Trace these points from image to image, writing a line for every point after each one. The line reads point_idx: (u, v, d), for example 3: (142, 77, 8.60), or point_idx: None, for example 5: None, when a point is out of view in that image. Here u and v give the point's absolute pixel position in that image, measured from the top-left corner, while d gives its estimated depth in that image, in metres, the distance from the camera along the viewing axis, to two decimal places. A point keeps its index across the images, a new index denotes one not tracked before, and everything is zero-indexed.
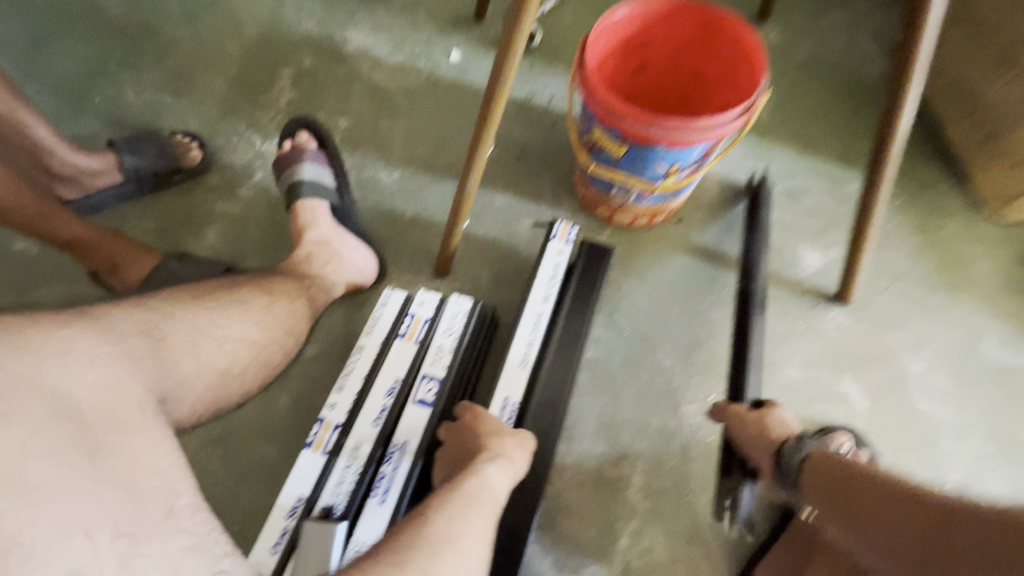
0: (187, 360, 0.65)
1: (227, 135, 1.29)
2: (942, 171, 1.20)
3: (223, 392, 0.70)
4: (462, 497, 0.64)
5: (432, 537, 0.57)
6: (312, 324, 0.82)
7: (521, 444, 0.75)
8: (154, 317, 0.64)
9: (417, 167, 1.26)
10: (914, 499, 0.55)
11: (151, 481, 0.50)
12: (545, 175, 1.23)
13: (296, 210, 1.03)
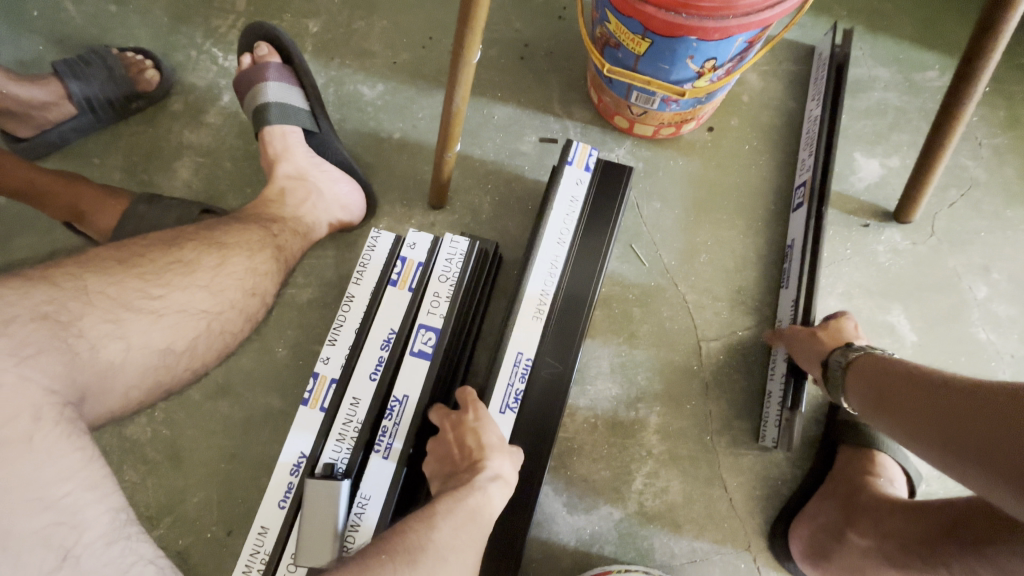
0: (117, 342, 0.57)
1: (186, 50, 1.13)
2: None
3: (169, 369, 0.62)
4: (463, 513, 0.60)
5: (436, 550, 0.54)
6: (275, 282, 0.73)
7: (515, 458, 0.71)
8: (61, 295, 0.54)
9: (402, 76, 1.08)
10: (1000, 404, 0.45)
11: (43, 519, 0.42)
12: (551, 79, 1.05)
13: (263, 139, 0.90)
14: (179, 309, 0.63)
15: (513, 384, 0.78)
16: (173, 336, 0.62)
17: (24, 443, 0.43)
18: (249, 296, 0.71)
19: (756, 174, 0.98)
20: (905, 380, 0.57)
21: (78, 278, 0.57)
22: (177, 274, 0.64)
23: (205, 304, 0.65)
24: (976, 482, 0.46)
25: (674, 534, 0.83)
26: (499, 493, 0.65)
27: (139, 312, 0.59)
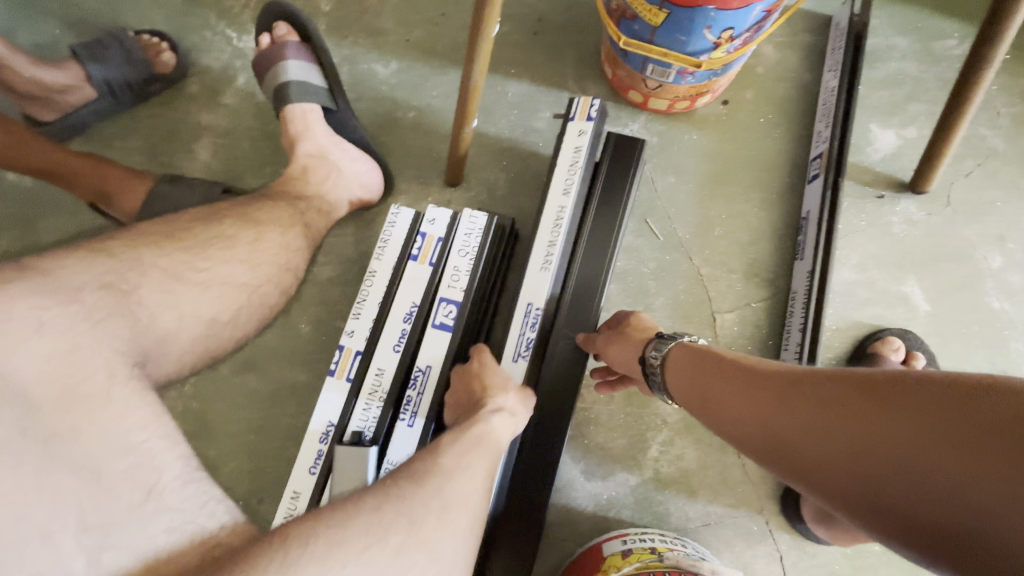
0: (171, 310, 0.59)
1: (199, 32, 1.14)
2: None
3: (216, 338, 0.64)
4: (469, 440, 0.63)
5: (440, 473, 0.57)
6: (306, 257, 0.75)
7: (522, 396, 0.74)
8: (120, 265, 0.57)
9: (415, 54, 1.08)
10: (832, 400, 0.46)
11: (126, 462, 0.45)
12: (563, 54, 1.05)
13: (285, 119, 0.91)
14: (222, 281, 0.65)
15: (525, 333, 0.79)
16: (219, 306, 0.64)
17: (102, 398, 0.47)
18: (282, 271, 0.73)
19: (771, 147, 0.98)
20: (734, 376, 0.58)
21: (135, 249, 0.59)
22: (218, 248, 0.66)
23: (244, 277, 0.68)
24: (806, 484, 0.47)
25: (689, 499, 0.86)
26: (504, 426, 0.68)
27: (188, 282, 0.61)
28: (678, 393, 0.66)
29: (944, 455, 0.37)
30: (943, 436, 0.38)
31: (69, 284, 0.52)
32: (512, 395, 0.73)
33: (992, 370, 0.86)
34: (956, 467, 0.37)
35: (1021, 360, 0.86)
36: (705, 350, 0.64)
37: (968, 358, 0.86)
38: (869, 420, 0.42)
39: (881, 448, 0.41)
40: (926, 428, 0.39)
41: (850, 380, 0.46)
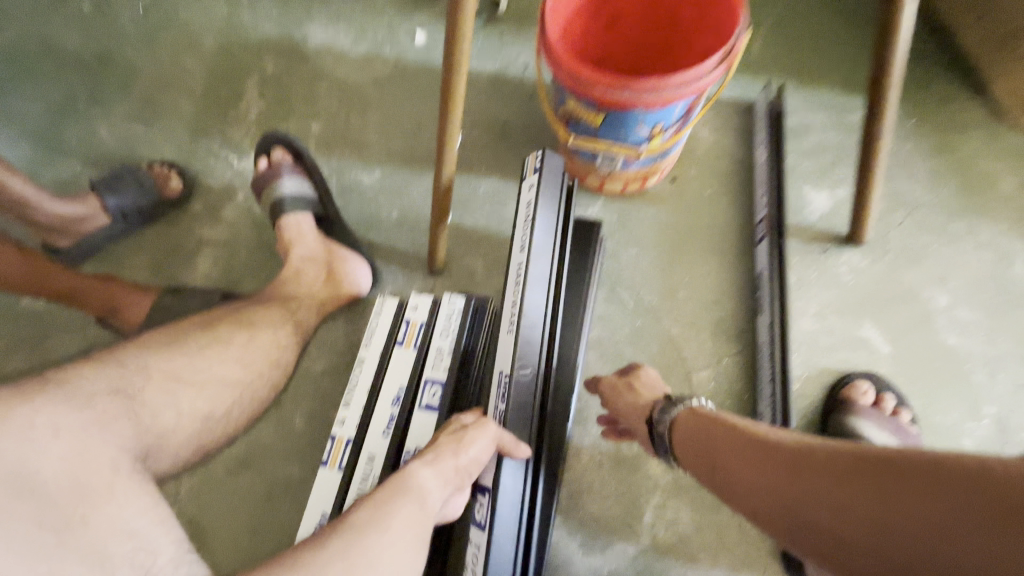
0: (169, 409, 0.64)
1: (204, 159, 1.29)
2: (961, 83, 1.09)
3: (209, 436, 0.70)
4: (391, 493, 0.61)
5: (354, 527, 0.56)
6: (295, 353, 0.82)
7: (476, 436, 0.68)
8: (126, 372, 0.63)
9: (396, 162, 1.22)
10: (836, 475, 0.53)
11: (127, 546, 0.48)
12: (527, 150, 1.18)
13: (280, 228, 1.01)
14: (214, 380, 0.71)
15: (498, 404, 0.75)
16: (214, 403, 0.70)
17: (107, 491, 0.51)
18: (274, 367, 0.79)
19: (719, 216, 1.08)
20: (741, 445, 0.64)
21: (140, 356, 0.66)
22: (216, 352, 0.73)
23: (239, 374, 0.74)
24: (811, 548, 0.54)
25: (689, 565, 0.85)
26: (444, 475, 0.65)
27: (186, 382, 0.68)
28: (685, 456, 0.72)
29: (944, 539, 0.45)
30: (941, 519, 0.46)
31: (83, 393, 0.57)
32: (464, 438, 0.67)
33: (961, 405, 0.89)
34: (952, 547, 0.45)
35: (985, 392, 0.89)
36: (709, 414, 0.71)
37: (936, 395, 0.90)
38: (875, 501, 0.49)
39: (883, 524, 0.48)
40: (920, 508, 0.47)
41: (851, 458, 0.53)
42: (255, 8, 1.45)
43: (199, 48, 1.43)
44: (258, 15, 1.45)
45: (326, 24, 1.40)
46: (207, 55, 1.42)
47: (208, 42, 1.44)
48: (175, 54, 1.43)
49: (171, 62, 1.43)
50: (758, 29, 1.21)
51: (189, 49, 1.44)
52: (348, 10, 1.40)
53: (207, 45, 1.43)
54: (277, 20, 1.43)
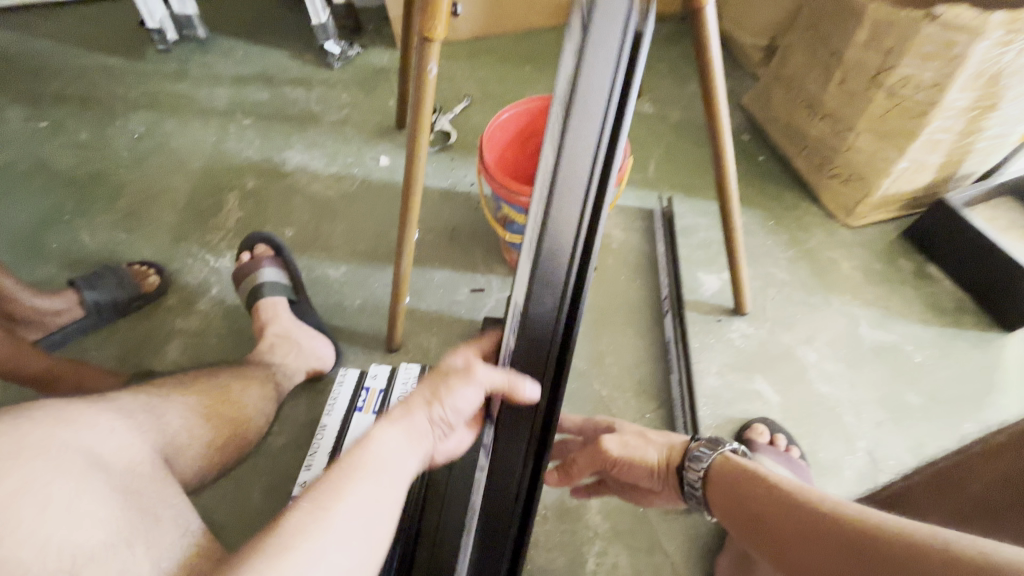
0: (186, 434, 0.81)
1: (182, 259, 1.43)
2: (804, 196, 1.42)
3: (209, 464, 0.86)
4: (361, 460, 0.55)
5: (324, 501, 0.50)
6: (277, 401, 1.04)
7: (461, 384, 0.61)
8: (156, 397, 0.82)
9: (360, 259, 1.41)
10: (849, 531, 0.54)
11: (168, 511, 0.60)
12: (474, 247, 1.40)
13: (257, 310, 1.14)
14: (217, 416, 0.90)
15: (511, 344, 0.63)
16: (217, 432, 0.89)
17: (149, 474, 0.65)
18: (258, 413, 0.99)
19: (634, 296, 1.31)
20: (779, 494, 0.65)
21: (163, 391, 0.85)
22: (219, 397, 0.92)
23: (235, 413, 0.94)
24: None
25: None
26: (420, 429, 0.60)
27: (197, 415, 0.86)
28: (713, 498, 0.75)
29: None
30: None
31: (126, 406, 0.75)
32: (448, 386, 0.60)
33: (839, 442, 1.07)
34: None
35: (856, 429, 1.08)
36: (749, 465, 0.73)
37: (818, 434, 1.08)
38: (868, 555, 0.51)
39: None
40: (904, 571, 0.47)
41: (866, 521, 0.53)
42: (241, 137, 1.72)
43: (187, 168, 1.65)
44: (243, 142, 1.70)
45: (303, 150, 1.67)
46: (194, 174, 1.63)
47: (195, 164, 1.66)
48: (164, 173, 1.64)
49: (159, 179, 1.63)
50: (652, 155, 1.56)
51: (177, 169, 1.65)
52: (323, 140, 1.69)
53: (194, 166, 1.65)
54: (259, 146, 1.69)
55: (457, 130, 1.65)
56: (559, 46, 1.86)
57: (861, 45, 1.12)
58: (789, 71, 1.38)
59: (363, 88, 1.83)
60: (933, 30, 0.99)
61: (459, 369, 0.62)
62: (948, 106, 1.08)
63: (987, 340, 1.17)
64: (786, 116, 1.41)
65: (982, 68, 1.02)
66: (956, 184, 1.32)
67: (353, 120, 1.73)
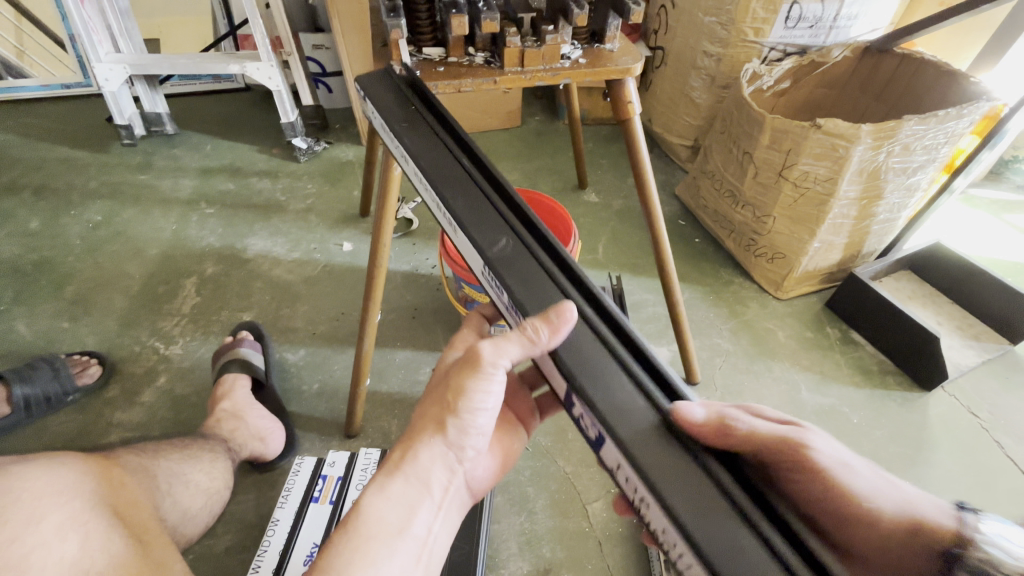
0: (169, 498, 0.93)
1: (129, 347, 1.38)
2: (734, 271, 1.57)
3: (180, 532, 0.95)
4: (389, 495, 0.56)
5: (357, 541, 0.53)
6: (232, 472, 1.07)
7: (477, 377, 0.57)
8: (140, 462, 0.94)
9: (320, 342, 1.41)
10: None
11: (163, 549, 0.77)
12: (436, 327, 1.43)
13: (220, 382, 1.22)
14: (194, 484, 0.99)
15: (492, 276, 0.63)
16: (184, 500, 0.96)
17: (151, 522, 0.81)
18: (224, 486, 1.04)
19: None
20: None
21: (139, 459, 0.95)
22: (189, 463, 1.01)
23: (201, 483, 1.00)
24: None
25: None
26: (447, 455, 0.59)
27: (180, 479, 0.97)
28: None
29: None
30: None
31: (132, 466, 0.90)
32: (466, 390, 0.57)
33: None
34: None
35: None
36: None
37: None
38: None
39: None
40: None
41: None
42: (202, 225, 1.74)
43: (143, 254, 1.64)
44: (205, 230, 1.73)
45: (265, 236, 1.71)
46: (150, 261, 1.62)
47: (153, 250, 1.66)
48: (118, 260, 1.62)
49: (112, 266, 1.60)
50: (599, 238, 1.70)
51: (133, 256, 1.63)
52: (285, 226, 1.74)
53: (151, 252, 1.65)
54: (221, 234, 1.72)
55: (418, 217, 1.75)
56: (512, 144, 2.06)
57: (764, 148, 1.32)
58: (710, 166, 1.59)
59: (328, 180, 1.93)
60: (819, 137, 1.19)
61: (471, 357, 0.57)
62: (842, 197, 1.27)
63: (912, 399, 1.28)
64: (712, 203, 1.60)
65: (862, 167, 1.22)
66: (863, 260, 1.50)
67: (318, 208, 1.81)
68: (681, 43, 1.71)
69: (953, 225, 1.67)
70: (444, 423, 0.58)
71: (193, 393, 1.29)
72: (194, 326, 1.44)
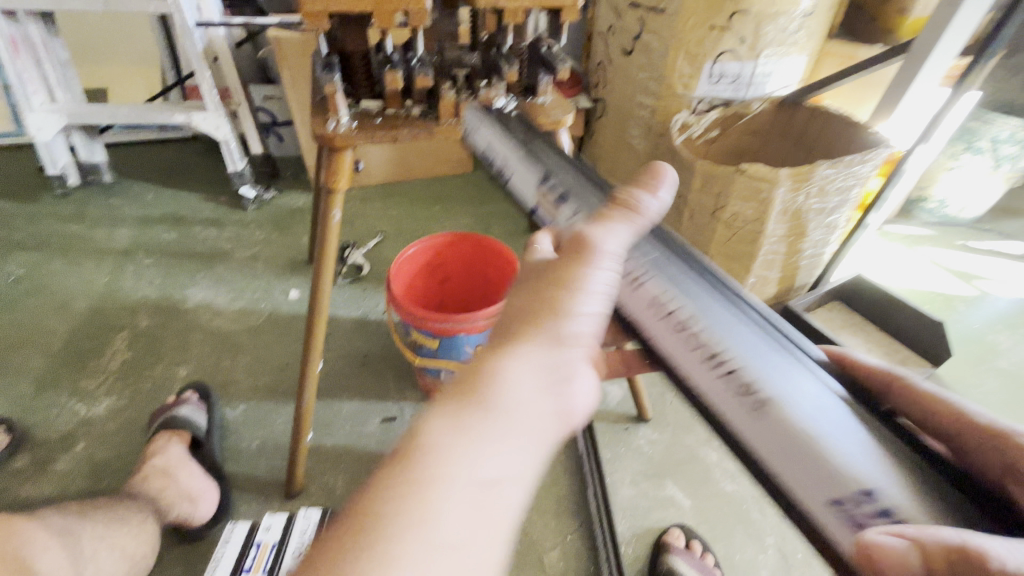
0: (90, 565, 0.88)
1: (45, 410, 1.28)
2: None
3: None
4: (483, 401, 0.41)
5: (430, 460, 0.38)
6: (160, 531, 1.01)
7: (576, 264, 0.48)
8: (67, 520, 0.91)
9: (262, 395, 1.34)
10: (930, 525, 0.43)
11: None
12: (386, 374, 1.39)
13: (156, 439, 1.16)
14: (118, 548, 0.93)
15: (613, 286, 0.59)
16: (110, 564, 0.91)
17: None
18: (150, 548, 0.99)
19: None
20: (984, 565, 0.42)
21: (67, 518, 0.91)
22: (114, 526, 0.95)
23: (127, 546, 0.95)
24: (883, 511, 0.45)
25: None
26: (538, 362, 0.44)
27: (104, 544, 0.92)
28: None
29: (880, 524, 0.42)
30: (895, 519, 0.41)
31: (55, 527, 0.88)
32: (550, 292, 0.47)
33: (750, 542, 1.10)
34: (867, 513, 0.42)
35: (765, 524, 1.12)
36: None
37: (730, 536, 1.11)
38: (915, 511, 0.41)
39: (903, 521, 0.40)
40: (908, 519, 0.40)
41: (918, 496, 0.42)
42: (138, 275, 1.66)
43: (69, 307, 1.54)
44: (140, 280, 1.65)
45: (207, 285, 1.64)
46: (77, 314, 1.52)
47: (80, 303, 1.56)
48: (40, 314, 1.51)
49: (33, 322, 1.49)
50: None
51: (57, 311, 1.53)
52: (229, 275, 1.68)
53: (78, 305, 1.55)
54: (159, 284, 1.64)
55: (370, 263, 1.74)
56: (465, 189, 2.11)
57: (697, 191, 1.40)
58: None
59: (277, 226, 1.90)
60: (745, 181, 1.28)
61: (564, 252, 0.50)
62: (770, 235, 1.36)
63: None
64: None
65: (786, 206, 1.32)
66: (797, 293, 1.58)
67: (264, 256, 1.76)
68: (619, 96, 1.83)
69: (873, 258, 1.81)
70: (521, 320, 0.46)
71: (117, 458, 1.19)
72: (121, 383, 1.35)
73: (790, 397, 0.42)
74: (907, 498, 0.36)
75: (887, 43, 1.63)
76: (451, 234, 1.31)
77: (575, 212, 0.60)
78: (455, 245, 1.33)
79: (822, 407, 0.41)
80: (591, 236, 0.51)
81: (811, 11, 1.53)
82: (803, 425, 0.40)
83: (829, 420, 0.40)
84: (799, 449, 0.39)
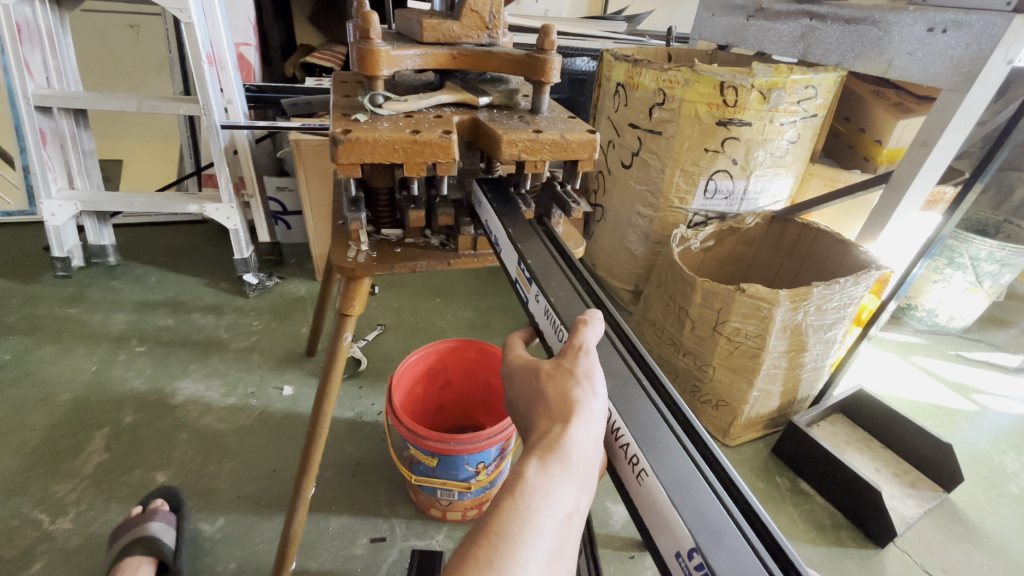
0: None
1: (6, 521, 1.18)
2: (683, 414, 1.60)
3: None
4: (549, 460, 0.47)
5: (519, 511, 0.44)
6: None
7: (582, 361, 0.55)
8: None
9: (244, 507, 1.25)
10: None
11: None
12: (378, 485, 1.32)
13: (118, 568, 1.06)
14: None
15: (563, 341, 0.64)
16: None
17: None
18: None
19: None
20: None
21: None
22: None
23: None
24: None
25: None
26: (594, 427, 0.50)
27: None
28: None
29: None
30: None
31: None
32: (572, 376, 0.53)
33: None
34: None
35: None
36: None
37: None
38: None
39: None
40: None
41: None
42: (129, 365, 1.62)
43: (52, 398, 1.48)
44: (130, 370, 1.60)
45: (198, 378, 1.60)
46: (59, 407, 1.46)
47: (64, 395, 1.50)
48: (20, 406, 1.45)
49: (12, 414, 1.42)
50: None
51: (37, 403, 1.46)
52: (222, 367, 1.64)
53: (62, 397, 1.49)
54: (149, 375, 1.59)
55: (368, 357, 1.71)
56: (466, 283, 2.15)
57: (698, 304, 1.43)
58: (651, 313, 1.68)
59: (276, 316, 1.89)
60: (746, 299, 1.32)
61: (568, 351, 0.56)
62: (772, 350, 1.38)
63: (869, 558, 1.26)
64: (653, 347, 1.67)
65: (786, 324, 1.34)
66: (800, 404, 1.57)
67: (261, 347, 1.74)
68: (616, 203, 1.93)
69: (870, 368, 1.83)
70: (564, 394, 0.52)
71: None
72: (94, 491, 1.26)
73: (669, 475, 0.50)
74: (724, 569, 0.43)
75: (868, 168, 1.78)
76: (454, 339, 1.30)
77: (538, 293, 0.69)
78: (458, 350, 1.31)
79: (685, 486, 0.49)
80: (577, 340, 0.57)
81: (796, 139, 1.67)
82: (663, 494, 0.49)
83: (689, 498, 0.49)
84: (661, 515, 0.49)
